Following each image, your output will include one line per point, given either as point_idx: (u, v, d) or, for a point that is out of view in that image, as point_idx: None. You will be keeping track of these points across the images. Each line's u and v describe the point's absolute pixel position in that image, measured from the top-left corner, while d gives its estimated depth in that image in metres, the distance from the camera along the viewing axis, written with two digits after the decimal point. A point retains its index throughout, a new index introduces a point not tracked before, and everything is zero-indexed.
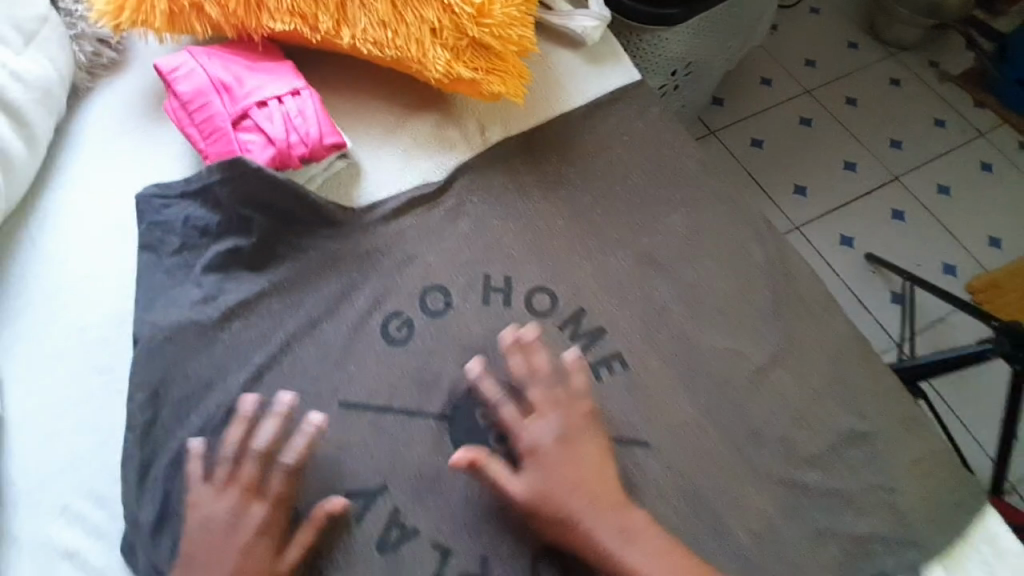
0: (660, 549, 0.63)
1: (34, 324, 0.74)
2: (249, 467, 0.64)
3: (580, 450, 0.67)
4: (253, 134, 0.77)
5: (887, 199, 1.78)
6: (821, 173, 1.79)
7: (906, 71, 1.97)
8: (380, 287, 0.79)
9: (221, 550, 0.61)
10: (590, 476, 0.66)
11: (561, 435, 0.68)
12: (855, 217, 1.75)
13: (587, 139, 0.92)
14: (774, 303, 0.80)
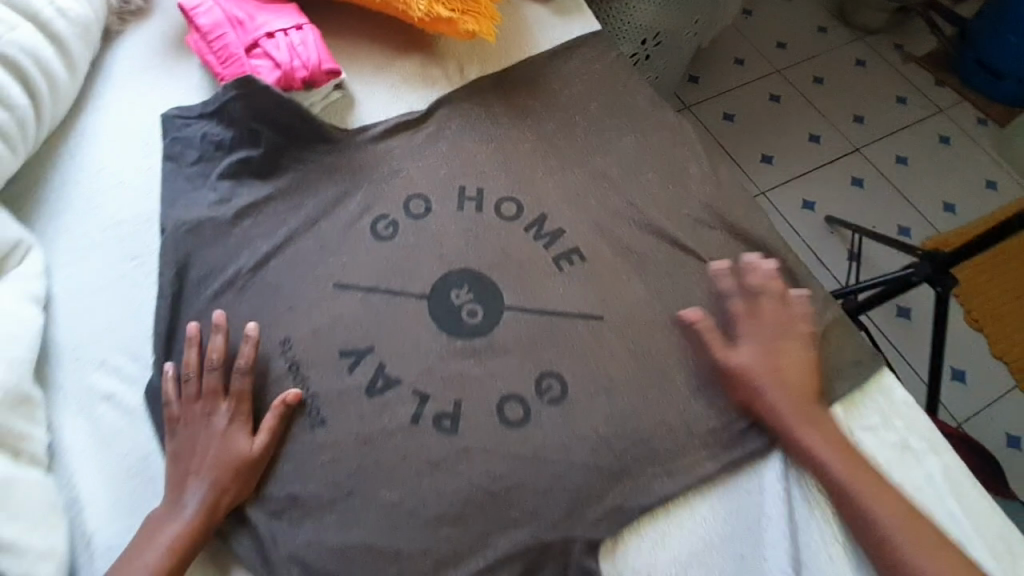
0: (840, 449, 0.75)
1: (73, 219, 0.87)
2: (211, 377, 0.76)
3: (773, 366, 0.80)
4: (262, 61, 0.91)
5: (849, 167, 1.80)
6: (787, 145, 1.81)
7: (874, 55, 1.99)
8: (370, 195, 0.91)
9: (202, 445, 0.73)
10: (800, 383, 0.79)
11: (769, 349, 0.81)
12: (817, 183, 1.77)
13: (552, 76, 1.04)
14: (706, 209, 0.94)
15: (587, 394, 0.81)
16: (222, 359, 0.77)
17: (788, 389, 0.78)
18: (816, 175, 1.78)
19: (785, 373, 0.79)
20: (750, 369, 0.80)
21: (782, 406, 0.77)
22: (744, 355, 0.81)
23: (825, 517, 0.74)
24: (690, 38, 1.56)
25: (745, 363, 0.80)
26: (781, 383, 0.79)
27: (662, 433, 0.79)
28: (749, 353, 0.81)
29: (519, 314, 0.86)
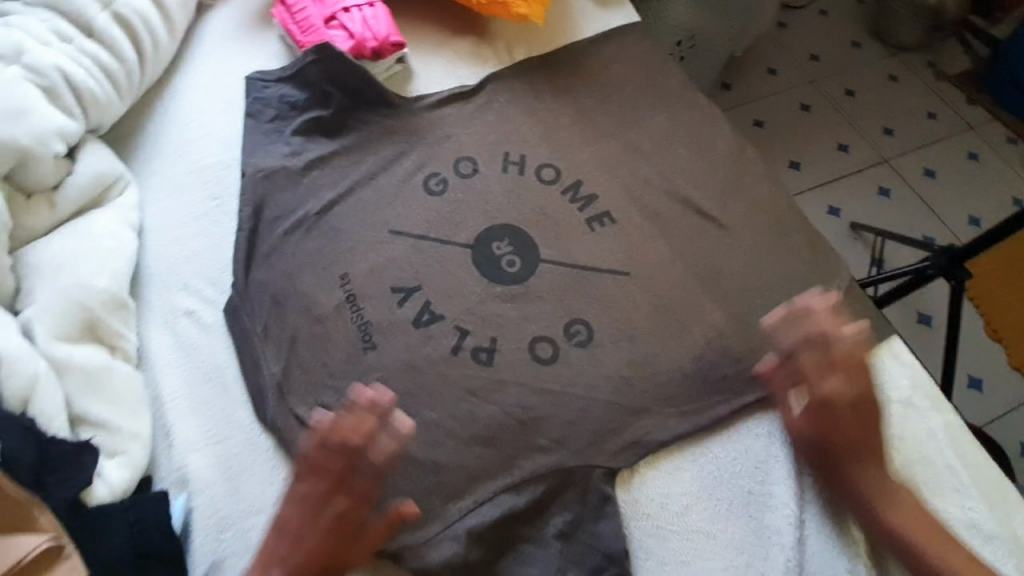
0: (880, 488, 0.74)
1: (165, 161, 0.98)
2: (325, 448, 0.74)
3: (863, 401, 0.78)
4: (337, 31, 1.04)
5: (874, 179, 1.70)
6: (818, 154, 1.72)
7: (908, 71, 1.86)
8: (423, 155, 1.01)
9: (300, 516, 0.72)
10: (871, 418, 0.78)
11: (864, 388, 0.79)
12: (844, 190, 1.68)
13: (593, 59, 1.13)
14: (733, 183, 1.00)
15: (614, 340, 0.88)
16: (366, 440, 0.75)
17: (861, 443, 0.76)
18: (842, 184, 1.69)
19: (853, 431, 0.76)
20: (834, 421, 0.77)
21: (863, 449, 0.76)
22: (845, 388, 0.78)
23: None
24: (723, 45, 1.51)
25: (840, 394, 0.78)
26: (851, 425, 0.77)
27: (679, 378, 0.85)
28: (838, 389, 0.78)
29: (553, 268, 0.93)
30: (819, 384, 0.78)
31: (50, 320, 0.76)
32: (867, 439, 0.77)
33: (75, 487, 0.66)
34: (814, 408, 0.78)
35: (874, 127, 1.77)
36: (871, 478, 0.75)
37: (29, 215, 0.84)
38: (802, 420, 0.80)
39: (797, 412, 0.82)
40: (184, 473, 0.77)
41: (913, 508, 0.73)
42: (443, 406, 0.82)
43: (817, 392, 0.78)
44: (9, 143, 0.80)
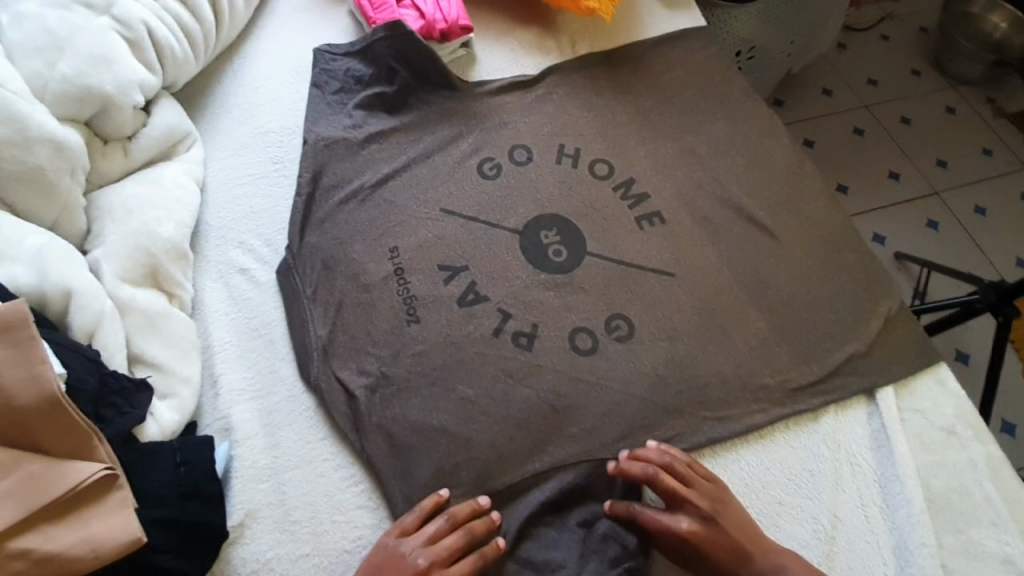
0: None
1: (231, 123, 1.02)
2: (434, 522, 0.72)
3: (716, 536, 0.72)
4: (409, 11, 1.07)
5: (922, 211, 1.64)
6: (866, 178, 1.67)
7: (965, 104, 1.78)
8: (480, 139, 1.02)
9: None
10: (728, 548, 0.71)
11: (716, 524, 0.72)
12: (891, 217, 1.63)
13: (656, 60, 1.13)
14: (787, 194, 0.99)
15: (655, 338, 0.87)
16: (459, 512, 0.73)
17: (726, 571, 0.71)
18: (891, 211, 1.63)
19: (721, 552, 0.71)
20: (693, 548, 0.72)
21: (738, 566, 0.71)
22: (699, 521, 0.72)
23: (864, 483, 0.78)
24: (783, 58, 1.46)
25: (696, 534, 0.72)
26: (720, 552, 0.71)
27: (717, 382, 0.84)
28: (690, 528, 0.72)
29: (599, 261, 0.93)
30: (684, 522, 0.72)
31: (117, 261, 0.79)
32: (722, 557, 0.71)
33: (129, 421, 0.68)
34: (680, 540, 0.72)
35: (926, 159, 1.70)
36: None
37: (104, 160, 0.87)
38: (683, 561, 0.73)
39: (684, 527, 0.72)
40: (227, 422, 0.79)
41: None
42: (479, 385, 0.82)
43: (679, 529, 0.72)
44: (95, 89, 0.83)
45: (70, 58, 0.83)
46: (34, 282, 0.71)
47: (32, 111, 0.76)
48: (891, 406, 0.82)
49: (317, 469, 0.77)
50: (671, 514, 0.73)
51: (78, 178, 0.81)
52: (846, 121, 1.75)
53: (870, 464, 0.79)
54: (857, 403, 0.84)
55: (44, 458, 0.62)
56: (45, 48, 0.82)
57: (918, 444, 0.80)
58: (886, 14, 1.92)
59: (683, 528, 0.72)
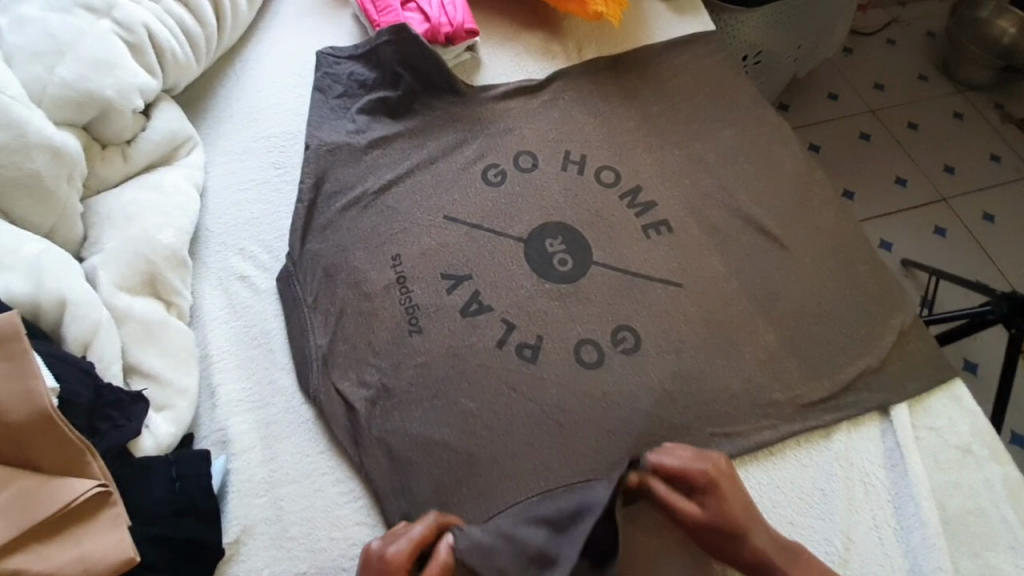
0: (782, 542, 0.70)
1: (232, 127, 1.00)
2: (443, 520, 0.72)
3: (732, 479, 0.72)
4: (414, 14, 1.06)
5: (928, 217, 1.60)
6: (873, 186, 1.63)
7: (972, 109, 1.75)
8: (485, 145, 1.00)
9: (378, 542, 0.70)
10: (743, 492, 0.72)
11: (730, 470, 0.73)
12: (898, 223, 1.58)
13: (664, 65, 1.11)
14: (798, 204, 0.97)
15: (662, 351, 0.85)
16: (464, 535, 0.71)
17: (746, 516, 0.70)
18: (899, 217, 1.59)
19: (739, 494, 0.71)
20: (715, 490, 0.71)
21: (753, 510, 0.71)
22: (715, 464, 0.73)
23: (877, 503, 0.76)
24: (789, 61, 1.43)
25: (715, 474, 0.72)
26: (738, 494, 0.71)
27: (725, 397, 0.82)
28: (709, 469, 0.72)
29: (605, 271, 0.91)
30: (703, 464, 0.72)
31: (115, 269, 0.78)
32: (740, 501, 0.71)
33: (124, 435, 0.67)
34: (700, 488, 0.71)
35: (934, 164, 1.67)
36: (762, 544, 0.69)
37: (103, 165, 0.86)
38: (707, 510, 0.70)
39: (703, 471, 0.72)
40: (224, 434, 0.77)
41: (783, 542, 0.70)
42: (481, 399, 0.81)
43: (699, 473, 0.72)
44: (95, 93, 0.81)
45: (70, 61, 0.81)
46: (29, 291, 0.69)
47: (30, 116, 0.75)
48: (905, 423, 0.80)
49: (316, 482, 0.76)
50: (688, 461, 0.73)
51: (76, 185, 0.79)
52: (852, 127, 1.71)
53: (883, 483, 0.77)
54: (870, 421, 0.82)
55: (36, 475, 0.60)
56: (45, 52, 0.80)
57: (932, 463, 0.78)
58: (893, 18, 1.89)
59: (704, 471, 0.72)
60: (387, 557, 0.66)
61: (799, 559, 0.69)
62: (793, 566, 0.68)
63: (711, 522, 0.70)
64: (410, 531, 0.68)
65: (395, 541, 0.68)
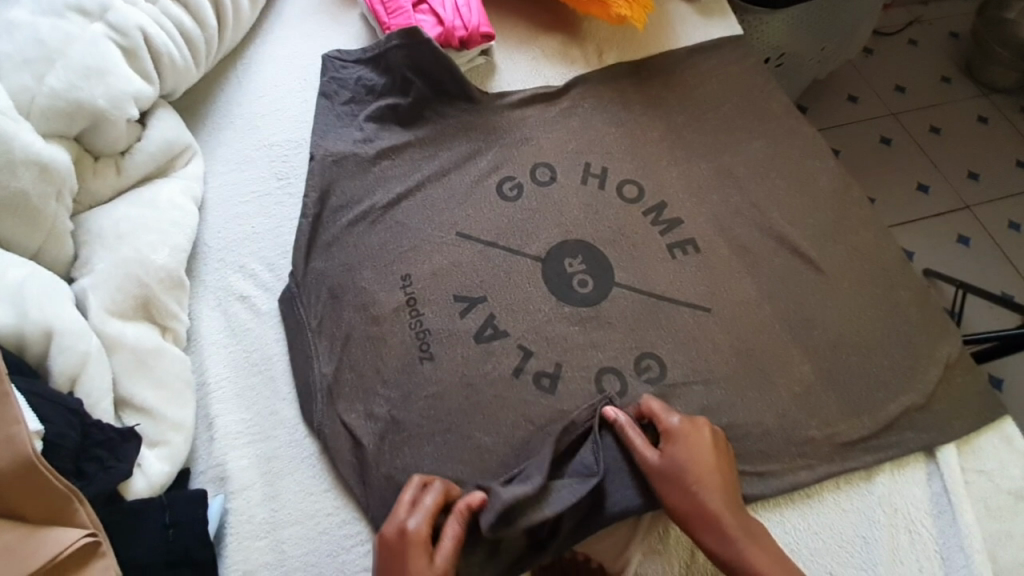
0: (739, 517, 0.67)
1: (233, 134, 0.95)
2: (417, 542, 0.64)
3: (707, 437, 0.71)
4: (426, 16, 0.99)
5: (951, 226, 1.44)
6: (894, 192, 1.47)
7: (997, 114, 1.56)
8: (501, 156, 0.94)
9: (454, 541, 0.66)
10: (715, 453, 0.70)
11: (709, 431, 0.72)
12: (918, 231, 1.43)
13: (689, 72, 1.05)
14: (834, 224, 0.91)
15: (691, 382, 0.79)
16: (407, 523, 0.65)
17: (703, 476, 0.68)
18: (919, 226, 1.43)
19: (707, 453, 0.70)
20: (681, 440, 0.70)
21: (716, 475, 0.69)
22: (694, 422, 0.72)
23: (924, 554, 0.71)
24: (811, 64, 1.35)
25: (687, 430, 0.71)
26: (705, 454, 0.70)
27: (758, 434, 0.77)
28: (684, 424, 0.72)
29: (627, 293, 0.85)
30: (677, 419, 0.72)
31: (105, 293, 0.73)
32: (705, 460, 0.69)
33: (114, 478, 0.62)
34: (668, 438, 0.71)
35: (958, 169, 1.49)
36: (715, 508, 0.67)
37: (95, 178, 0.80)
38: (666, 458, 0.70)
39: (675, 423, 0.72)
40: (222, 470, 0.72)
41: (738, 515, 0.67)
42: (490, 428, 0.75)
43: (670, 424, 0.72)
44: (86, 103, 0.76)
45: (58, 69, 0.76)
46: (12, 321, 0.64)
47: (15, 129, 0.69)
48: (954, 467, 0.75)
49: (321, 524, 0.71)
50: (666, 410, 0.73)
51: (65, 201, 0.74)
52: (872, 131, 1.54)
53: (930, 532, 0.72)
54: (914, 463, 0.76)
55: (19, 526, 0.56)
56: (33, 59, 0.75)
57: (984, 512, 0.72)
58: (914, 16, 1.69)
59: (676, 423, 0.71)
60: (411, 533, 0.63)
61: (749, 535, 0.66)
62: (743, 540, 0.65)
63: (665, 470, 0.69)
64: (427, 504, 0.66)
65: (414, 514, 0.65)
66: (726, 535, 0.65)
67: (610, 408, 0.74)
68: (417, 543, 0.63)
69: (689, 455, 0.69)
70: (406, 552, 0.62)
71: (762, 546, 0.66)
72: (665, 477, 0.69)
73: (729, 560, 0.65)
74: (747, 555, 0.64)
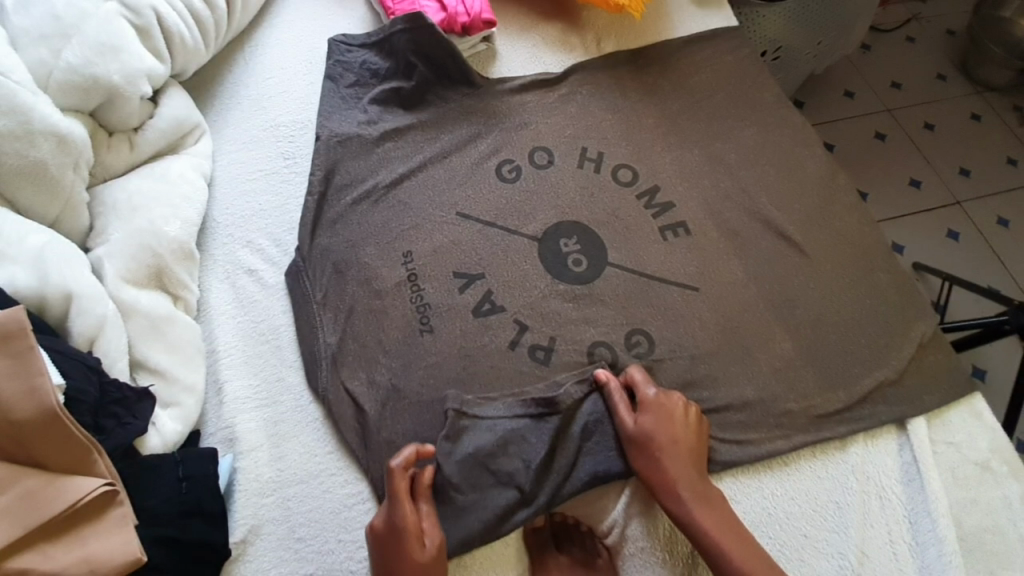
0: (697, 484, 0.72)
1: (241, 115, 0.97)
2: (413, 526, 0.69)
3: (678, 409, 0.76)
4: (431, 2, 1.02)
5: (938, 218, 1.47)
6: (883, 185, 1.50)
7: (989, 110, 1.60)
8: (500, 140, 0.97)
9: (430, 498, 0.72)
10: (685, 424, 0.75)
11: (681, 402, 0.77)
12: (905, 223, 1.46)
13: (684, 61, 1.08)
14: (820, 209, 0.95)
15: (678, 357, 0.83)
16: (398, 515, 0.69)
17: (671, 444, 0.74)
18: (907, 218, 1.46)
19: (676, 423, 0.75)
20: (653, 410, 0.76)
21: (682, 444, 0.74)
22: (668, 393, 0.78)
23: (892, 517, 0.75)
24: (808, 59, 1.36)
25: (661, 401, 0.76)
26: (673, 423, 0.75)
27: (740, 405, 0.81)
28: (659, 397, 0.77)
29: (620, 272, 0.89)
30: (654, 390, 0.78)
31: (120, 261, 0.76)
32: (673, 429, 0.74)
33: (130, 434, 0.66)
34: (644, 408, 0.76)
35: (949, 164, 1.53)
36: (675, 474, 0.72)
37: (109, 152, 0.83)
38: (638, 425, 0.75)
39: (651, 394, 0.77)
40: (232, 432, 0.76)
41: (696, 482, 0.72)
42: (480, 399, 0.78)
43: (647, 394, 0.77)
44: (101, 79, 0.79)
45: (74, 45, 0.78)
46: (32, 285, 0.67)
47: (35, 102, 0.72)
48: (924, 438, 0.79)
49: (324, 483, 0.75)
50: (646, 381, 0.79)
51: (81, 173, 0.77)
52: (864, 125, 1.57)
53: (898, 498, 0.76)
54: (886, 434, 0.81)
55: (42, 473, 0.59)
56: (50, 35, 0.78)
57: (950, 479, 0.77)
58: (911, 13, 1.72)
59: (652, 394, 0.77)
60: (401, 524, 0.68)
61: (704, 500, 0.71)
62: (697, 504, 0.71)
63: (635, 436, 0.75)
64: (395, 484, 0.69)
65: (395, 505, 0.69)
66: (681, 497, 0.71)
67: (602, 372, 0.79)
68: (409, 531, 0.68)
69: (661, 423, 0.74)
70: (402, 541, 0.68)
71: (715, 511, 0.71)
72: (637, 443, 0.74)
73: (682, 522, 0.70)
74: (700, 517, 0.70)
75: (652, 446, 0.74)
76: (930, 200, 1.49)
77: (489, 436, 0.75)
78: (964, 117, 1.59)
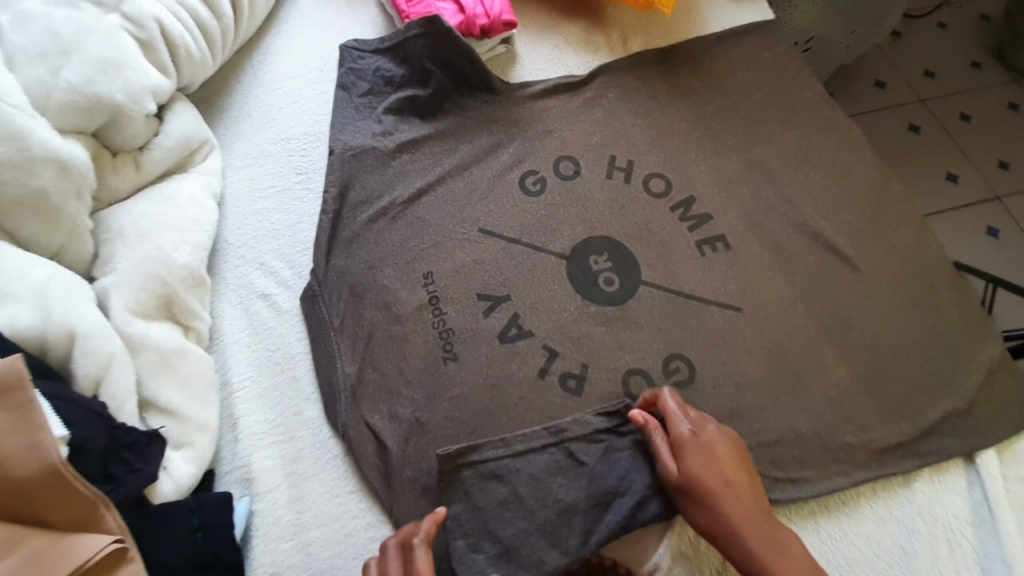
0: (757, 522, 0.64)
1: (250, 128, 0.93)
2: None
3: (720, 441, 0.68)
4: (447, 4, 0.97)
5: (979, 216, 1.36)
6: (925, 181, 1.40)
7: None
8: (523, 149, 0.91)
9: None
10: (728, 463, 0.67)
11: (717, 434, 0.69)
12: (949, 221, 1.36)
13: (717, 60, 1.01)
14: (871, 220, 0.88)
15: (722, 384, 0.77)
16: None
17: (721, 488, 0.65)
18: (951, 216, 1.36)
19: (723, 461, 0.67)
20: (694, 449, 0.67)
21: (735, 483, 0.66)
22: (702, 427, 0.69)
23: (963, 563, 0.69)
24: (839, 48, 1.26)
25: (697, 438, 0.68)
26: (720, 463, 0.67)
27: (791, 439, 0.75)
28: (694, 432, 0.69)
29: (655, 292, 0.83)
30: (688, 424, 0.69)
31: (128, 292, 0.72)
32: (721, 467, 0.66)
33: (141, 481, 0.63)
34: (681, 450, 0.68)
35: (988, 158, 1.41)
36: (735, 518, 0.64)
37: (114, 175, 0.79)
38: (682, 472, 0.67)
39: (686, 430, 0.69)
40: (248, 471, 0.72)
41: (757, 521, 0.64)
42: (474, 443, 0.72)
43: (681, 431, 0.69)
44: (103, 98, 0.74)
45: (74, 63, 0.74)
46: (35, 324, 0.64)
47: (34, 127, 0.68)
48: (994, 473, 0.73)
49: (346, 526, 0.70)
50: (677, 416, 0.70)
51: (85, 200, 0.73)
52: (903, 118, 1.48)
53: (969, 542, 0.70)
54: (950, 470, 0.75)
55: (47, 532, 0.56)
56: (48, 53, 0.73)
57: None
58: None
59: (685, 430, 0.69)
60: None
61: (769, 538, 0.63)
62: (764, 549, 0.62)
63: (681, 483, 0.67)
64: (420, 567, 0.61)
65: None
66: (744, 540, 0.63)
67: (639, 412, 0.72)
68: None
69: (707, 467, 0.66)
70: None
71: (782, 551, 0.62)
72: (686, 494, 0.66)
73: (750, 568, 0.62)
74: (771, 565, 0.62)
75: (705, 493, 0.65)
76: (970, 196, 1.38)
77: (516, 482, 0.71)
78: (1003, 108, 1.46)
